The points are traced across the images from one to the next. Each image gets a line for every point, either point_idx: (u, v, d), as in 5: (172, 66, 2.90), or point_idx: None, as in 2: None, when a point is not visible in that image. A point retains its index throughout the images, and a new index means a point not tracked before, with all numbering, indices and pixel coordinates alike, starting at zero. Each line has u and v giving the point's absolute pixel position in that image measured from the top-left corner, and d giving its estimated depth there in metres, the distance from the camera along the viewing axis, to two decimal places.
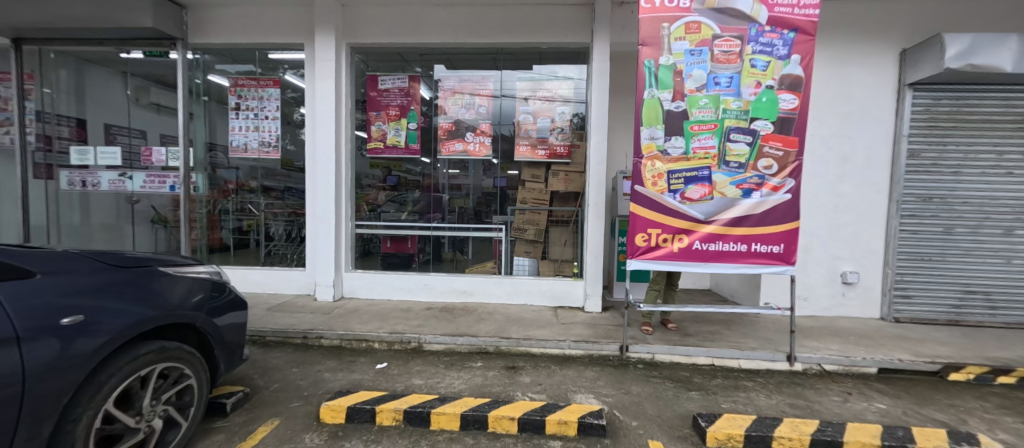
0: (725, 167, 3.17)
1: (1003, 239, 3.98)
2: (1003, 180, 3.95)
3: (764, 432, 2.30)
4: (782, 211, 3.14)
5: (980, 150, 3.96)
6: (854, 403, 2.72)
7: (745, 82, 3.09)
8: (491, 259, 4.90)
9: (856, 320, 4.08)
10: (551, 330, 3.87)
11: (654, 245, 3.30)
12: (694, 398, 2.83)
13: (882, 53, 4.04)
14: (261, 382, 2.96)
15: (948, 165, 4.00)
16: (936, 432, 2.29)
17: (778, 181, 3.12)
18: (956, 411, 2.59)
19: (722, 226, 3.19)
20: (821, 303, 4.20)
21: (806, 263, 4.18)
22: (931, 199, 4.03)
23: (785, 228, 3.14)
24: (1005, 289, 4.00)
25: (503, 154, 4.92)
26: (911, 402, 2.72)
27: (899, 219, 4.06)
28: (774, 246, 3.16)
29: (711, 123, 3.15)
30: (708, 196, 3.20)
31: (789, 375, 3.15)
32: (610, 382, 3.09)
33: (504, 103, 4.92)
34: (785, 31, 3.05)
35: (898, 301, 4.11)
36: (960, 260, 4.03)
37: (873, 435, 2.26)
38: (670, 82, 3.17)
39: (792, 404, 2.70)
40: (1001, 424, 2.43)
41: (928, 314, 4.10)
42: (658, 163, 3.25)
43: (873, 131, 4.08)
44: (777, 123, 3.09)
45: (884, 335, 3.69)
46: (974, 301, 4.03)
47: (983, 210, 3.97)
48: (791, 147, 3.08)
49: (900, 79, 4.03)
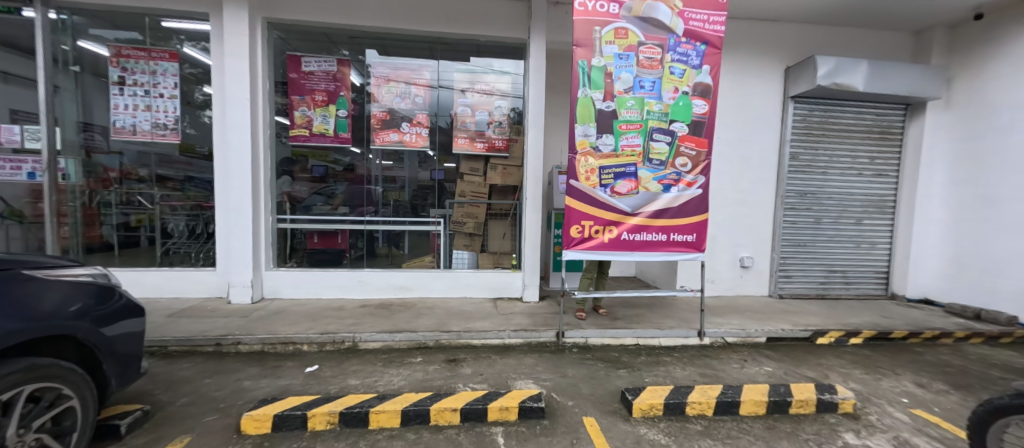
0: (649, 164, 3.47)
1: (855, 227, 4.92)
2: (855, 179, 4.87)
3: (679, 399, 2.65)
4: (695, 205, 3.53)
5: (840, 155, 4.82)
6: (749, 368, 3.20)
7: (666, 87, 3.40)
8: (430, 253, 4.83)
9: (751, 298, 4.77)
10: (491, 321, 3.93)
11: (588, 236, 3.50)
12: (623, 376, 3.11)
13: (773, 68, 4.70)
14: (165, 397, 2.60)
15: (819, 166, 4.81)
16: (807, 386, 2.81)
17: (692, 177, 3.50)
18: (821, 368, 3.20)
19: (646, 218, 3.51)
20: (725, 285, 4.83)
21: (713, 250, 4.76)
22: (807, 194, 4.82)
23: (696, 220, 3.55)
24: (856, 267, 4.96)
25: (441, 146, 4.83)
26: (790, 363, 3.28)
27: (783, 212, 4.80)
28: (688, 235, 3.56)
29: (637, 123, 3.43)
30: (634, 190, 3.49)
31: (699, 349, 3.59)
32: (548, 367, 3.25)
33: (443, 95, 4.82)
34: (698, 43, 3.40)
35: (782, 280, 4.88)
36: (826, 244, 4.90)
37: (762, 393, 2.72)
38: (601, 83, 3.38)
39: (702, 373, 3.10)
40: (850, 376, 3.07)
41: (804, 290, 4.92)
42: (591, 159, 3.45)
43: (766, 135, 4.75)
44: (691, 125, 3.45)
45: (771, 309, 4.36)
46: (835, 278, 4.94)
47: (842, 204, 4.86)
48: (702, 147, 3.48)
49: (785, 92, 4.73)
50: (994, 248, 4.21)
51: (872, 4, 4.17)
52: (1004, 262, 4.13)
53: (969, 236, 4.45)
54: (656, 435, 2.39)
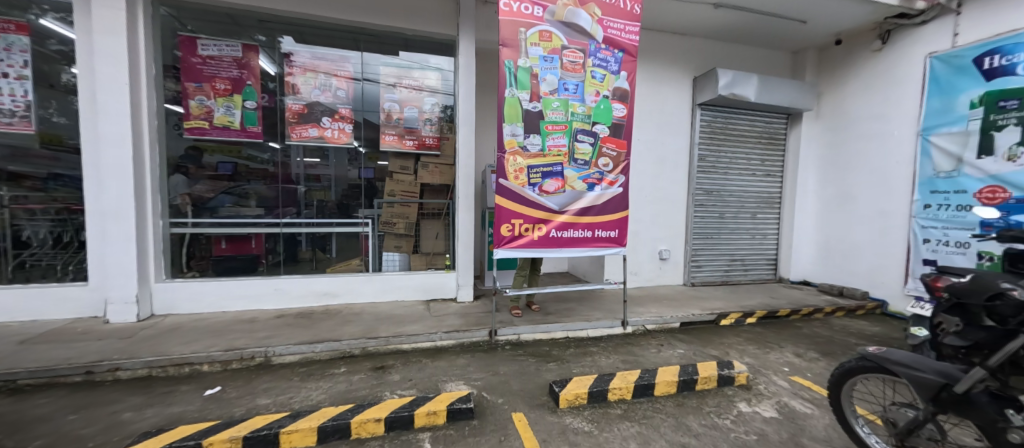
0: (575, 164, 3.62)
1: (751, 221, 5.60)
2: (750, 179, 5.54)
3: (602, 386, 2.80)
4: (616, 203, 3.76)
5: (738, 157, 5.45)
6: (664, 351, 3.49)
7: (588, 90, 3.57)
8: (358, 256, 4.57)
9: (668, 287, 5.21)
10: (423, 324, 3.82)
11: (518, 234, 3.55)
12: (552, 369, 3.21)
13: (683, 78, 5.17)
14: (10, 442, 2.13)
15: (722, 167, 5.39)
16: (711, 364, 3.14)
17: (614, 177, 3.72)
18: (723, 347, 3.59)
19: (572, 215, 3.65)
20: (646, 276, 5.23)
21: (636, 244, 5.12)
22: (712, 192, 5.38)
23: (618, 216, 3.78)
24: (752, 256, 5.66)
25: (368, 143, 4.59)
26: (699, 345, 3.64)
27: (694, 208, 5.30)
28: (611, 231, 3.77)
29: (562, 124, 3.55)
30: (561, 189, 3.61)
31: (622, 337, 3.82)
32: (480, 367, 3.24)
33: (368, 89, 4.56)
34: (616, 50, 3.61)
35: (694, 269, 5.39)
36: (728, 236, 5.51)
37: (674, 374, 2.97)
38: (527, 83, 3.44)
39: (624, 360, 3.31)
40: (746, 352, 3.48)
41: (712, 278, 5.49)
42: (519, 158, 3.50)
43: (678, 139, 5.22)
44: (611, 127, 3.66)
45: (685, 297, 4.80)
46: (736, 266, 5.58)
47: (740, 201, 5.51)
48: (621, 148, 3.70)
49: (694, 100, 5.23)
50: (851, 237, 5.06)
51: (761, 25, 4.77)
52: (858, 248, 4.98)
53: (834, 227, 5.29)
54: (580, 423, 2.50)
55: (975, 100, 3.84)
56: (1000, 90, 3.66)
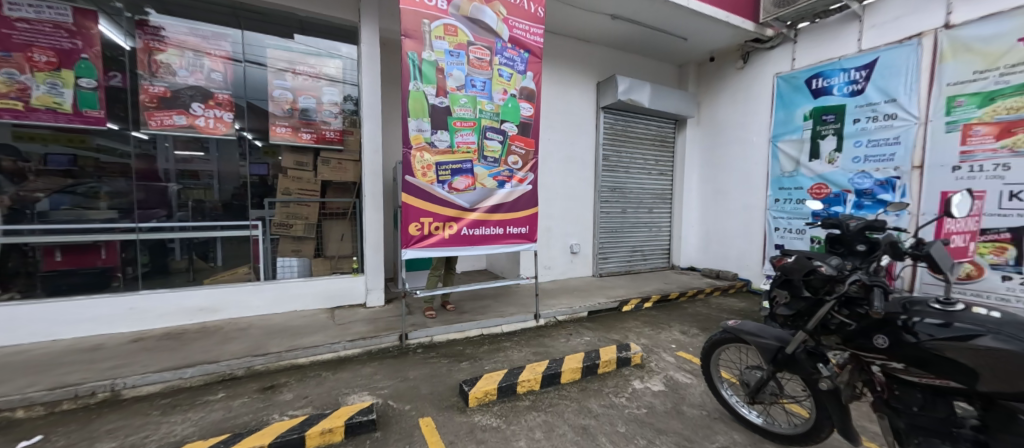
0: (484, 161, 3.61)
1: (648, 215, 6.21)
2: (647, 177, 6.14)
3: (512, 380, 2.84)
4: (526, 199, 3.85)
5: (637, 157, 6.00)
6: (572, 340, 3.68)
7: (495, 88, 3.59)
8: (247, 263, 4.02)
9: (579, 279, 5.54)
10: (325, 334, 3.50)
11: (427, 234, 3.43)
12: (464, 368, 3.17)
13: (588, 83, 5.53)
14: None
15: (622, 167, 5.89)
16: (611, 348, 3.38)
17: (523, 174, 3.80)
18: (623, 331, 3.91)
19: (483, 213, 3.64)
20: (559, 269, 5.48)
21: (549, 239, 5.34)
22: (616, 189, 5.84)
23: (529, 213, 3.89)
24: (650, 246, 6.29)
25: (256, 134, 4.06)
26: (603, 331, 3.91)
27: (600, 204, 5.70)
28: (522, 227, 3.86)
29: (471, 121, 3.52)
30: (471, 187, 3.58)
31: (535, 330, 3.95)
32: (387, 374, 3.07)
33: (251, 72, 4.03)
34: (521, 50, 3.69)
35: (602, 261, 5.81)
36: (630, 230, 6.04)
37: (578, 360, 3.14)
38: (433, 78, 3.34)
39: (535, 352, 3.42)
40: (641, 334, 3.84)
41: (617, 268, 5.97)
42: (426, 154, 3.38)
43: (585, 139, 5.56)
44: (519, 126, 3.73)
45: (594, 287, 5.14)
46: (637, 256, 6.15)
47: (638, 197, 6.08)
48: (530, 147, 3.80)
49: (597, 103, 5.62)
50: (724, 227, 5.90)
51: (652, 38, 5.29)
52: (729, 237, 5.81)
53: (711, 219, 6.11)
54: (489, 420, 2.50)
55: (807, 114, 4.74)
56: (824, 106, 4.59)
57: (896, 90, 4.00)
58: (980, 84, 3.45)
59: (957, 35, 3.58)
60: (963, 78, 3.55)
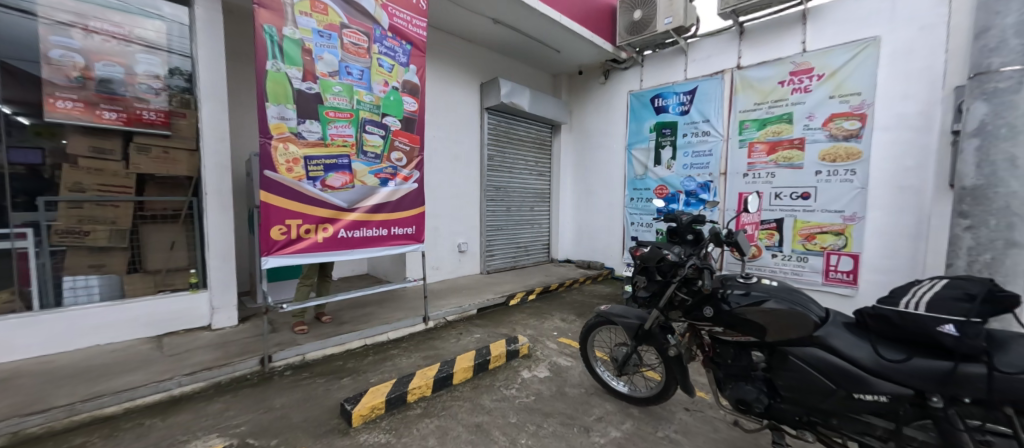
0: (364, 157, 3.32)
1: (531, 212, 6.65)
2: (528, 177, 6.56)
3: (401, 390, 2.68)
4: (412, 198, 3.69)
5: (519, 159, 6.36)
6: (462, 339, 3.69)
7: (374, 78, 3.33)
8: (7, 288, 2.86)
9: (467, 277, 5.60)
10: (149, 370, 2.74)
11: (295, 238, 2.98)
12: (345, 385, 2.87)
13: (473, 83, 5.61)
14: None
15: (506, 167, 6.16)
16: (500, 342, 3.49)
17: (408, 172, 3.63)
18: (511, 325, 4.10)
19: (364, 213, 3.34)
20: (447, 269, 5.44)
21: (436, 239, 5.26)
22: (500, 188, 6.08)
23: (415, 212, 3.74)
24: (532, 242, 6.74)
25: (20, 107, 2.93)
26: (492, 327, 4.03)
27: (486, 203, 5.85)
28: (408, 228, 3.69)
29: (347, 112, 3.19)
30: (349, 185, 3.25)
31: (424, 333, 3.83)
32: (246, 407, 2.57)
33: (7, 20, 2.85)
34: (403, 41, 3.51)
35: (488, 258, 5.97)
36: (514, 227, 6.37)
37: (469, 359, 3.15)
38: (298, 59, 2.91)
39: (425, 356, 3.31)
40: (527, 325, 4.09)
41: (503, 264, 6.23)
42: (292, 146, 2.93)
43: (471, 138, 5.62)
44: (402, 121, 3.54)
45: (483, 284, 5.27)
46: (520, 252, 6.53)
47: (521, 195, 6.45)
48: (415, 144, 3.65)
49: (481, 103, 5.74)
50: (592, 223, 6.70)
51: (530, 47, 5.67)
52: (596, 231, 6.63)
53: (582, 216, 6.88)
54: (376, 437, 2.32)
55: (651, 127, 5.73)
56: (663, 121, 5.61)
57: (708, 112, 5.12)
58: (758, 113, 4.69)
59: (745, 75, 4.78)
60: (748, 107, 4.76)
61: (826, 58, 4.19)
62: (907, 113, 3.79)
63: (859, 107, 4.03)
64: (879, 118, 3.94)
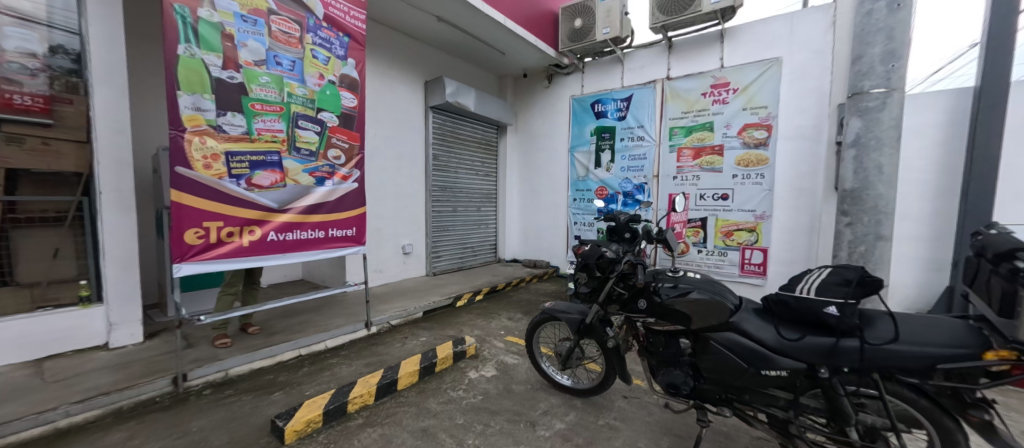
0: (297, 154, 3.10)
1: (478, 213, 6.65)
2: (475, 178, 6.56)
3: (341, 400, 2.53)
4: (352, 198, 3.51)
5: (465, 159, 6.34)
6: (407, 343, 3.59)
7: (308, 70, 3.12)
8: None
9: (413, 279, 5.46)
10: (25, 401, 2.30)
11: (215, 242, 2.69)
12: (277, 400, 2.65)
13: (416, 81, 5.49)
14: None
15: (452, 167, 6.10)
16: (447, 344, 3.44)
17: (347, 171, 3.45)
18: (458, 326, 4.07)
19: (298, 214, 3.11)
20: (391, 272, 5.25)
21: (379, 241, 5.06)
22: (446, 189, 6.01)
23: (356, 213, 3.56)
24: (480, 242, 6.75)
25: None
26: (438, 329, 3.97)
27: (431, 203, 5.75)
28: (348, 229, 3.50)
29: (276, 105, 2.95)
30: (279, 184, 3.01)
31: (367, 340, 3.66)
32: (155, 434, 2.26)
33: None
34: (340, 33, 3.33)
35: (435, 260, 5.87)
36: (461, 227, 6.33)
37: (415, 363, 3.06)
38: (217, 44, 2.64)
39: (367, 363, 3.17)
40: (474, 326, 4.08)
41: (449, 265, 6.16)
42: (210, 140, 2.64)
43: (415, 137, 5.49)
44: (340, 117, 3.35)
45: (429, 286, 5.16)
46: (468, 253, 6.50)
47: (468, 196, 6.43)
48: (354, 141, 3.48)
49: (426, 102, 5.63)
50: (538, 223, 6.87)
51: (475, 47, 5.67)
52: (542, 231, 6.81)
53: (528, 216, 7.02)
54: None
55: (592, 131, 6.01)
56: (602, 126, 5.91)
57: (643, 119, 5.50)
58: (685, 121, 5.13)
59: (673, 86, 5.20)
60: (676, 115, 5.19)
61: (740, 74, 4.70)
62: (803, 125, 4.38)
63: (766, 118, 4.58)
64: (782, 129, 4.50)
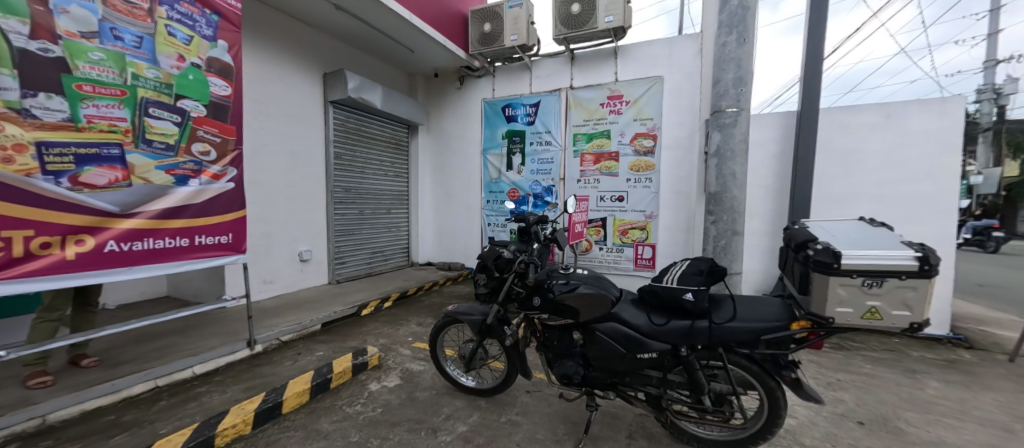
0: (147, 147, 2.61)
1: (387, 215, 6.35)
2: (384, 178, 6.25)
3: (205, 434, 2.18)
4: (226, 200, 3.07)
5: (373, 159, 6.01)
6: (299, 360, 3.26)
7: (162, 50, 2.66)
8: None
9: (311, 289, 5.00)
10: None
11: (21, 256, 2.10)
12: (117, 445, 2.17)
13: (312, 72, 5.05)
14: None
15: (357, 166, 5.73)
16: (345, 357, 3.20)
17: (219, 169, 3.02)
18: (361, 336, 3.84)
19: (149, 220, 2.61)
20: (284, 282, 4.75)
21: (269, 247, 4.54)
22: (351, 190, 5.63)
23: (231, 217, 3.12)
24: (391, 246, 6.46)
25: None
26: (338, 341, 3.69)
27: (333, 205, 5.34)
28: (221, 236, 3.05)
29: (117, 88, 2.45)
30: (121, 183, 2.50)
31: (249, 361, 3.22)
32: None
33: None
34: (206, 10, 2.92)
35: (338, 266, 5.46)
36: (369, 231, 5.98)
37: (305, 381, 2.78)
38: (21, 7, 2.08)
39: (246, 388, 2.79)
40: (379, 335, 3.88)
41: (355, 272, 5.78)
42: (11, 127, 2.06)
43: (311, 134, 5.04)
44: (209, 107, 2.94)
45: (330, 295, 4.78)
46: (377, 257, 6.18)
47: (376, 198, 6.11)
48: (228, 135, 3.08)
49: (324, 96, 5.22)
50: (452, 225, 6.81)
51: (381, 41, 5.42)
52: (456, 232, 6.76)
53: (442, 218, 6.92)
54: None
55: (503, 134, 6.16)
56: (513, 129, 6.08)
57: (549, 124, 5.80)
58: (586, 128, 5.54)
59: (575, 95, 5.58)
60: (579, 122, 5.58)
61: (631, 88, 5.22)
62: (679, 136, 5.04)
63: (652, 129, 5.16)
64: (665, 139, 5.11)
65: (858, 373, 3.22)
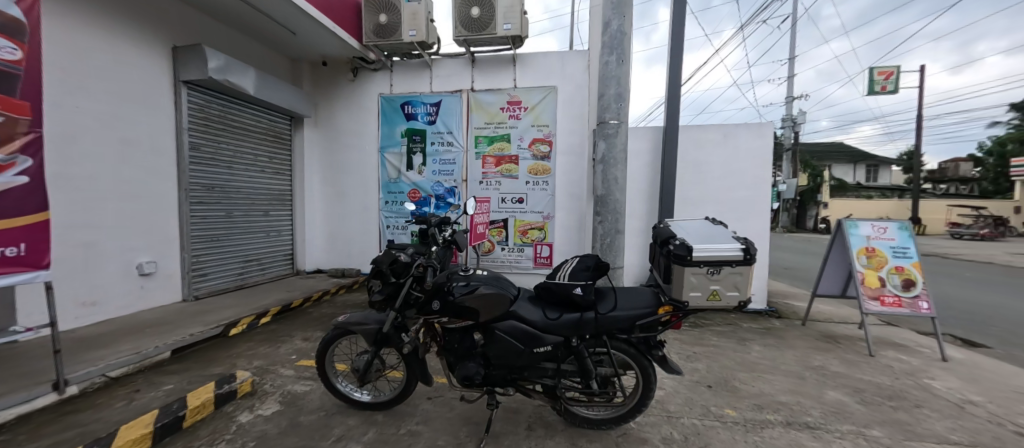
0: None
1: (264, 218, 5.54)
2: (258, 175, 5.44)
3: None
4: (17, 199, 2.29)
5: (244, 152, 5.19)
6: (140, 398, 2.61)
7: None
8: None
9: (155, 309, 4.07)
10: None
11: None
12: None
13: (154, 43, 4.12)
14: None
15: (223, 160, 4.87)
16: (205, 388, 2.66)
17: (3, 158, 2.22)
18: (228, 360, 3.27)
19: None
20: (114, 303, 3.77)
21: (89, 260, 3.55)
22: (213, 188, 4.77)
23: (23, 222, 2.32)
24: (268, 253, 5.65)
25: None
26: (196, 369, 3.07)
27: (188, 207, 4.45)
28: (9, 247, 2.25)
29: None
30: None
31: (57, 408, 2.45)
32: None
33: None
34: None
35: (195, 280, 4.57)
36: (239, 236, 5.13)
37: (147, 423, 2.21)
38: None
39: (51, 444, 2.06)
40: (252, 356, 3.36)
41: (221, 285, 4.90)
42: None
43: (153, 118, 4.11)
44: None
45: (183, 315, 3.96)
46: (251, 267, 5.34)
47: (248, 198, 5.27)
48: (20, 114, 2.30)
49: (173, 75, 4.33)
50: (346, 228, 6.25)
51: (253, 18, 4.71)
52: (350, 236, 6.24)
53: (332, 220, 6.31)
54: None
55: (403, 132, 5.90)
56: (413, 128, 5.87)
57: (451, 125, 5.75)
58: (487, 131, 5.64)
59: (477, 98, 5.65)
60: (481, 125, 5.65)
61: (529, 95, 5.50)
62: (571, 144, 5.49)
63: (548, 135, 5.50)
64: (559, 145, 5.51)
65: (709, 345, 3.92)
